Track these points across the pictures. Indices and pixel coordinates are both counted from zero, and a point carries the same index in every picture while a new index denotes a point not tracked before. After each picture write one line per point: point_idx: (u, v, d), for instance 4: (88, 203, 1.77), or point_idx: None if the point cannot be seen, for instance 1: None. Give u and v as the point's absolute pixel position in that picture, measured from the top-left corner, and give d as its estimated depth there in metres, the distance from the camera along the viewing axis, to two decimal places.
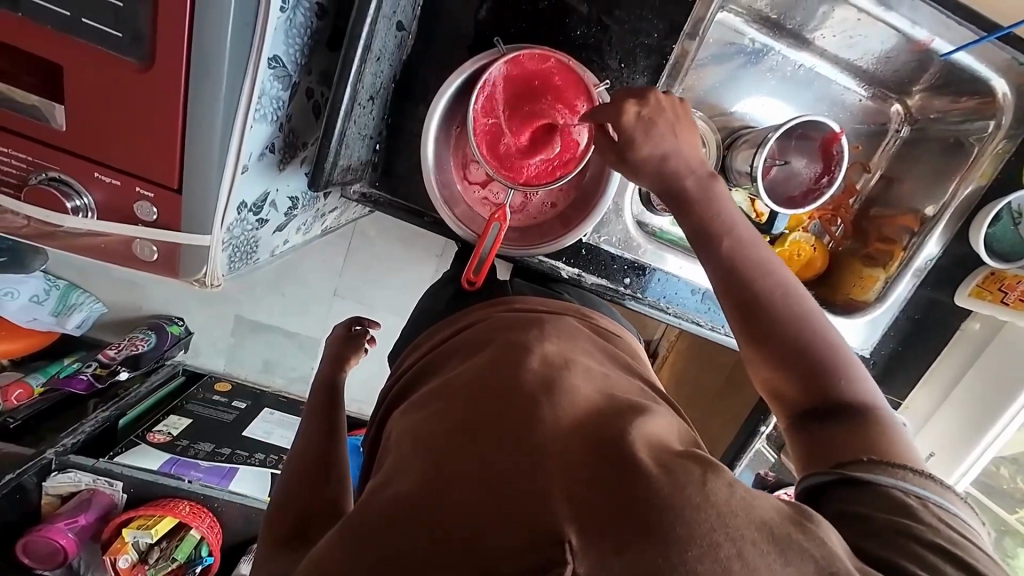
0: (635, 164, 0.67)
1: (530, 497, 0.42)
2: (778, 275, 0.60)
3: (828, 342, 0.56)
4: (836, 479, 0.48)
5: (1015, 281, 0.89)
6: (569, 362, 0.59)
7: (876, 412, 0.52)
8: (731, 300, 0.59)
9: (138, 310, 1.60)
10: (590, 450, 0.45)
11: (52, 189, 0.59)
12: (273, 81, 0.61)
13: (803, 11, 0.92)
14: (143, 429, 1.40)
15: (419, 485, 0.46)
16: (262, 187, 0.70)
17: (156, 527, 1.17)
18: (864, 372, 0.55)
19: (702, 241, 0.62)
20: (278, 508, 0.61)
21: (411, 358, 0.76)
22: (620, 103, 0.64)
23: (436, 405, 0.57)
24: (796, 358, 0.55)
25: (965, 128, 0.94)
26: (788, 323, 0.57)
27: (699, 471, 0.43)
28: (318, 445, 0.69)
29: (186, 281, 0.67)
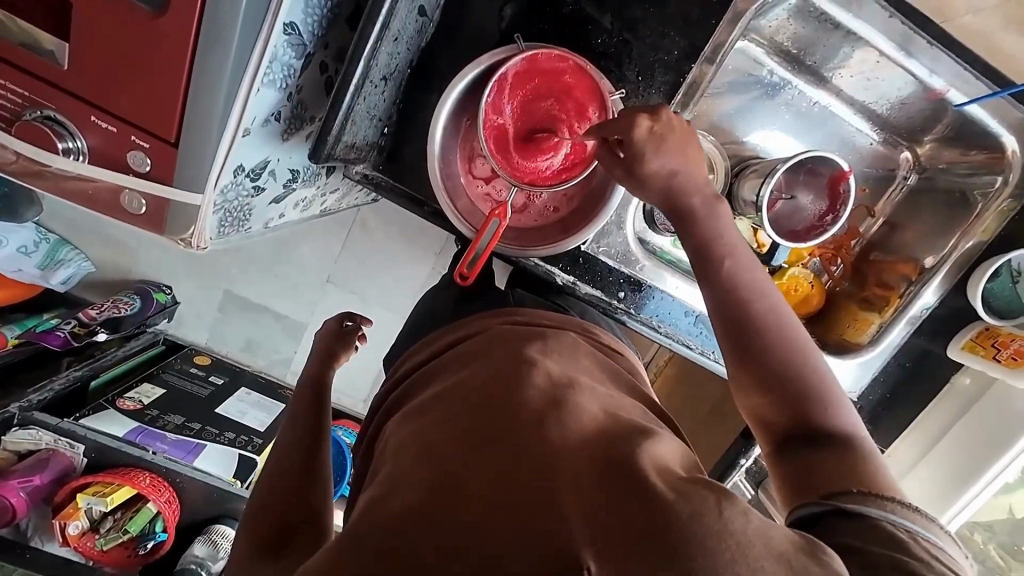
0: (640, 179, 0.64)
1: (547, 517, 0.43)
2: (772, 299, 0.60)
3: (815, 369, 0.56)
4: (829, 509, 0.47)
5: (1010, 338, 0.88)
6: (574, 380, 0.60)
7: (858, 442, 0.53)
8: (722, 319, 0.60)
9: (126, 274, 1.57)
10: (602, 466, 0.47)
11: (46, 127, 0.57)
12: (286, 48, 0.60)
13: (823, 49, 0.92)
14: (114, 393, 1.35)
15: (427, 494, 0.47)
16: (263, 153, 0.69)
17: (112, 495, 1.12)
18: (845, 401, 0.56)
19: (703, 258, 0.62)
20: (261, 509, 0.63)
21: (410, 363, 0.77)
22: (633, 117, 0.63)
23: (437, 414, 0.58)
24: (783, 384, 0.56)
25: (972, 180, 0.94)
26: (778, 347, 0.57)
27: (715, 498, 0.44)
28: (303, 446, 0.70)
29: (171, 239, 0.66)
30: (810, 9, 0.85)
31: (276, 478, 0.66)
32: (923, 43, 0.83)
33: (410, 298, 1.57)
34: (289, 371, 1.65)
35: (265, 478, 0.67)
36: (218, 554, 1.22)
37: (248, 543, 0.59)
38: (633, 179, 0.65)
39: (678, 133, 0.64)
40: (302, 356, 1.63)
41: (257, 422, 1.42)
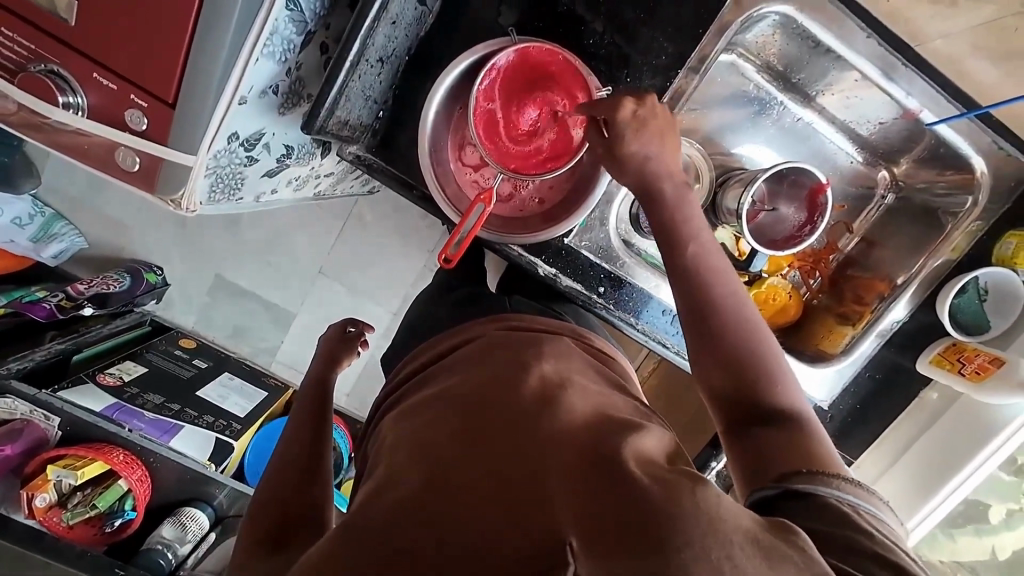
0: (620, 163, 0.68)
1: (536, 510, 0.45)
2: (731, 286, 0.63)
3: (769, 353, 0.59)
4: (781, 491, 0.49)
5: (974, 353, 0.91)
6: (567, 380, 0.62)
7: (807, 423, 0.55)
8: (682, 306, 0.62)
9: (118, 252, 1.57)
10: (588, 458, 0.49)
11: (48, 80, 0.60)
12: (287, 23, 0.62)
13: (808, 68, 0.95)
14: (95, 368, 1.31)
15: (423, 490, 0.50)
16: (259, 125, 0.71)
17: (83, 469, 1.10)
18: (795, 383, 0.58)
19: (671, 244, 0.65)
20: (268, 505, 0.66)
21: (408, 367, 0.79)
22: (619, 99, 0.67)
23: (434, 415, 0.60)
24: (738, 365, 0.58)
25: (948, 200, 0.96)
26: (735, 332, 0.59)
27: (689, 483, 0.46)
28: (305, 449, 0.73)
29: (161, 199, 0.68)
30: (794, 25, 0.86)
31: (281, 474, 0.70)
32: (903, 69, 0.86)
33: (399, 292, 1.59)
34: (274, 359, 1.65)
35: (270, 475, 0.71)
36: (186, 537, 1.22)
37: (251, 536, 0.63)
38: (614, 161, 0.68)
39: (660, 120, 0.68)
40: (289, 345, 1.64)
41: (238, 408, 1.39)
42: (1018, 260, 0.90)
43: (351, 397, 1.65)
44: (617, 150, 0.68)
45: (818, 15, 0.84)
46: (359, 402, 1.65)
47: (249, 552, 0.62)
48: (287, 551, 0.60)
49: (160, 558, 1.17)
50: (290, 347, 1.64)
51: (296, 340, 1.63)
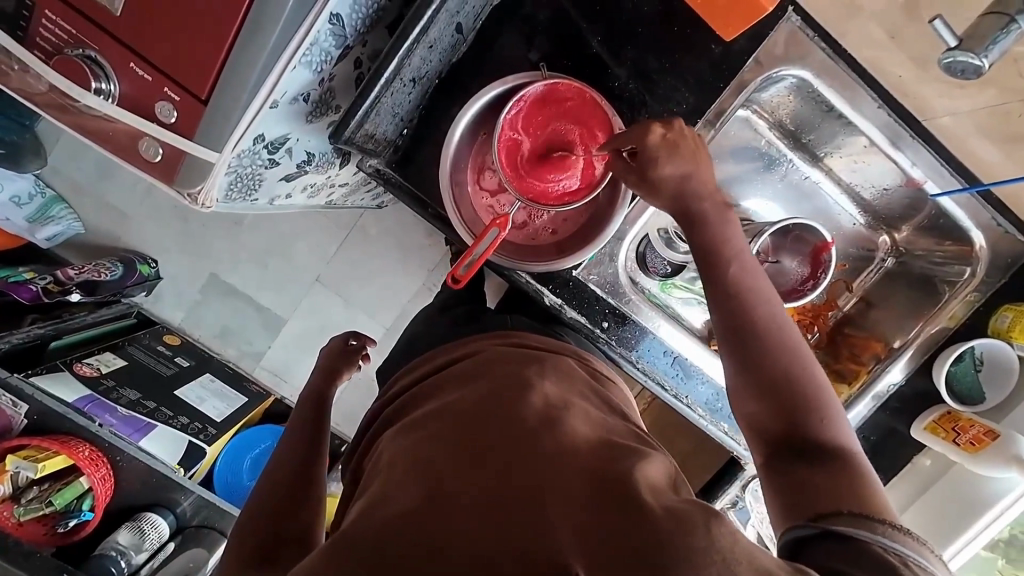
0: (653, 185, 0.68)
1: (536, 528, 0.45)
2: (775, 308, 0.63)
3: (814, 377, 0.59)
4: (816, 532, 0.48)
5: (969, 423, 0.91)
6: (568, 404, 0.62)
7: (851, 454, 0.55)
8: (725, 325, 0.62)
9: (113, 241, 1.55)
10: (594, 480, 0.49)
11: (83, 64, 0.60)
12: (328, 36, 0.64)
13: (818, 131, 0.98)
14: (72, 357, 1.27)
15: (421, 503, 0.48)
16: (285, 129, 0.72)
17: (44, 463, 1.02)
18: (838, 416, 0.58)
19: (711, 264, 0.65)
20: (257, 521, 0.64)
21: (402, 384, 0.77)
22: (647, 125, 0.68)
23: (433, 430, 0.58)
24: (780, 392, 0.58)
25: (943, 269, 0.99)
26: (778, 355, 0.59)
27: (702, 517, 0.45)
28: (296, 462, 0.72)
29: (177, 192, 0.67)
30: (809, 89, 0.89)
31: (271, 486, 0.69)
32: (909, 138, 0.89)
33: (395, 309, 1.57)
34: (258, 364, 1.61)
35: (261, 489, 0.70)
36: (143, 545, 1.15)
37: (242, 549, 0.61)
38: (644, 186, 0.69)
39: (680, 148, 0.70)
40: (276, 351, 1.60)
41: (215, 412, 1.35)
42: (1013, 333, 0.92)
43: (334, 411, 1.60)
44: (647, 174, 0.68)
45: (835, 82, 0.87)
46: (341, 416, 1.60)
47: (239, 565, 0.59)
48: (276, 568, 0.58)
49: (111, 566, 1.10)
50: (277, 354, 1.60)
51: (285, 347, 1.59)
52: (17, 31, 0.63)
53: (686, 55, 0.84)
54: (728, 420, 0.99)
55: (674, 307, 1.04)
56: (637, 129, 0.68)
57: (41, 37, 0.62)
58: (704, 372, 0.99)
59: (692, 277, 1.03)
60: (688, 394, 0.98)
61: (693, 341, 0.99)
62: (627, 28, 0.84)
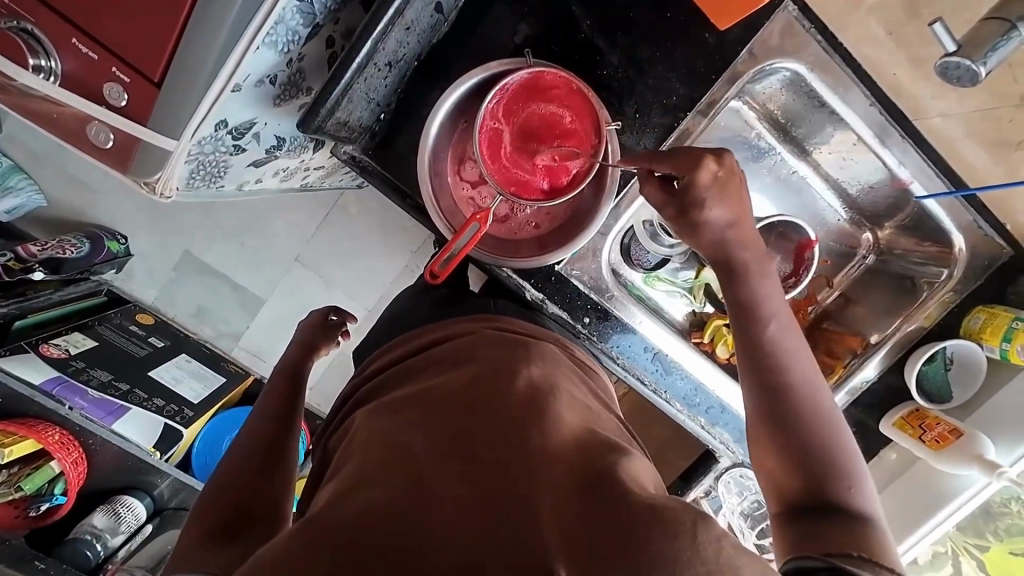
0: (694, 225, 0.66)
1: (521, 523, 0.43)
2: (811, 374, 0.62)
3: (845, 446, 0.58)
4: (824, 566, 0.50)
5: (935, 421, 0.94)
6: (554, 388, 0.60)
7: (873, 526, 0.54)
8: (756, 381, 0.62)
9: (78, 215, 1.46)
10: (578, 477, 0.47)
11: (20, 39, 0.55)
12: (295, 14, 0.59)
13: (809, 124, 0.95)
14: (38, 337, 1.20)
15: (400, 493, 0.46)
16: (251, 114, 0.67)
17: (11, 447, 0.97)
18: (866, 484, 0.57)
19: (747, 323, 0.64)
20: (212, 501, 0.61)
21: (380, 362, 0.75)
22: (702, 157, 0.62)
23: (415, 416, 0.55)
24: (810, 457, 0.57)
25: (922, 269, 1.00)
26: (809, 423, 0.59)
27: (690, 521, 0.43)
28: (272, 437, 0.69)
29: (134, 182, 0.63)
30: (802, 84, 0.87)
31: (235, 463, 0.65)
32: (897, 137, 0.88)
33: (377, 290, 1.54)
34: (236, 345, 1.57)
35: (223, 465, 0.66)
36: (119, 528, 1.13)
37: (200, 527, 0.58)
38: (684, 224, 0.66)
39: (727, 181, 0.64)
40: (255, 331, 1.56)
41: (192, 394, 1.32)
42: (984, 335, 0.93)
43: (315, 391, 1.58)
44: (688, 213, 0.65)
45: (827, 77, 0.85)
46: (322, 397, 1.59)
47: (200, 540, 0.56)
48: (239, 545, 0.55)
49: (86, 549, 1.08)
50: (255, 334, 1.56)
51: (263, 327, 1.56)
52: None
53: (679, 44, 0.81)
54: (705, 415, 1.00)
55: (655, 299, 1.03)
56: (691, 158, 0.62)
57: None
58: (685, 368, 0.99)
59: (675, 269, 1.05)
60: (667, 389, 0.99)
61: (672, 335, 1.00)
62: (619, 13, 0.80)
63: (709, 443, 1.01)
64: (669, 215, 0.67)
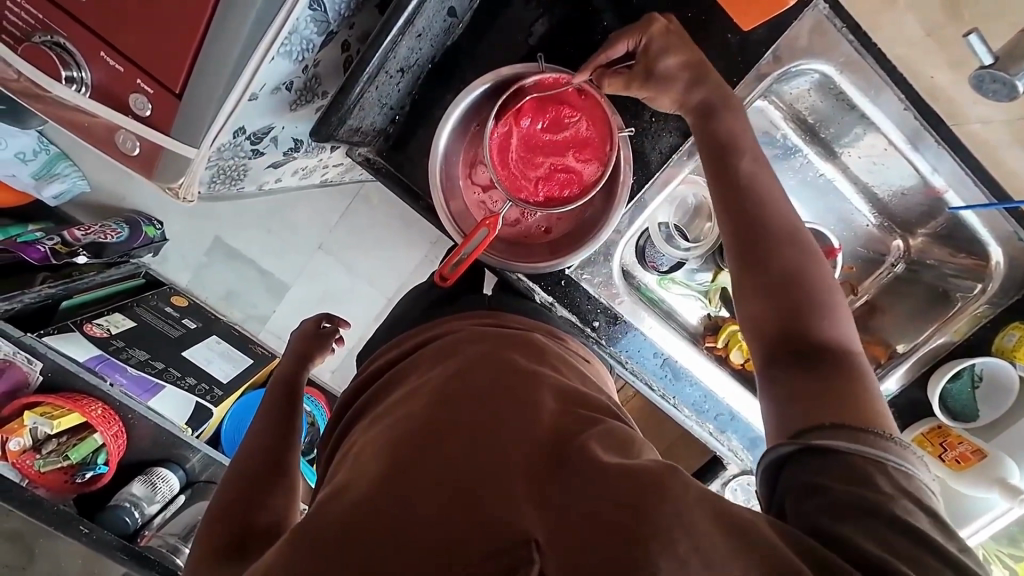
0: (663, 80, 0.70)
1: (502, 502, 0.44)
2: (788, 214, 0.63)
3: (824, 284, 0.60)
4: (797, 447, 0.49)
5: (957, 441, 0.91)
6: (538, 373, 0.61)
7: (845, 358, 0.56)
8: (732, 227, 0.63)
9: (119, 201, 1.52)
10: (553, 454, 0.49)
11: (53, 53, 0.58)
12: (309, 23, 0.60)
13: (837, 126, 0.91)
14: (83, 317, 1.26)
15: (382, 486, 0.47)
16: (268, 120, 0.70)
17: (59, 419, 1.05)
18: (840, 319, 0.59)
19: (730, 162, 0.65)
20: (220, 516, 0.63)
21: (379, 361, 0.77)
22: (651, 15, 0.69)
23: (401, 412, 0.57)
24: (783, 290, 0.59)
25: (955, 282, 0.95)
26: (786, 257, 0.60)
27: (659, 476, 0.45)
28: (268, 456, 0.72)
29: (159, 186, 0.66)
30: (831, 86, 0.83)
31: (238, 479, 0.69)
32: (932, 142, 0.83)
33: (396, 280, 1.58)
34: (263, 328, 1.63)
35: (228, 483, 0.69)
36: (155, 497, 1.19)
37: (206, 547, 0.60)
38: (654, 87, 0.71)
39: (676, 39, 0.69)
40: (281, 316, 1.62)
41: (221, 373, 1.39)
42: (1018, 354, 0.88)
43: (335, 374, 1.64)
44: (653, 67, 0.70)
45: (858, 79, 0.80)
46: (342, 381, 1.65)
47: (209, 557, 0.59)
48: (246, 558, 0.57)
49: (125, 516, 1.14)
50: (280, 318, 1.63)
51: (287, 312, 1.62)
52: None
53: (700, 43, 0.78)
54: (714, 421, 1.00)
55: (668, 302, 1.02)
56: (643, 22, 0.69)
57: (9, 21, 0.60)
58: (694, 375, 0.99)
59: (691, 272, 1.03)
60: (676, 395, 0.98)
61: (682, 342, 0.99)
62: (638, 11, 0.77)
63: (716, 449, 1.01)
64: (636, 87, 0.72)
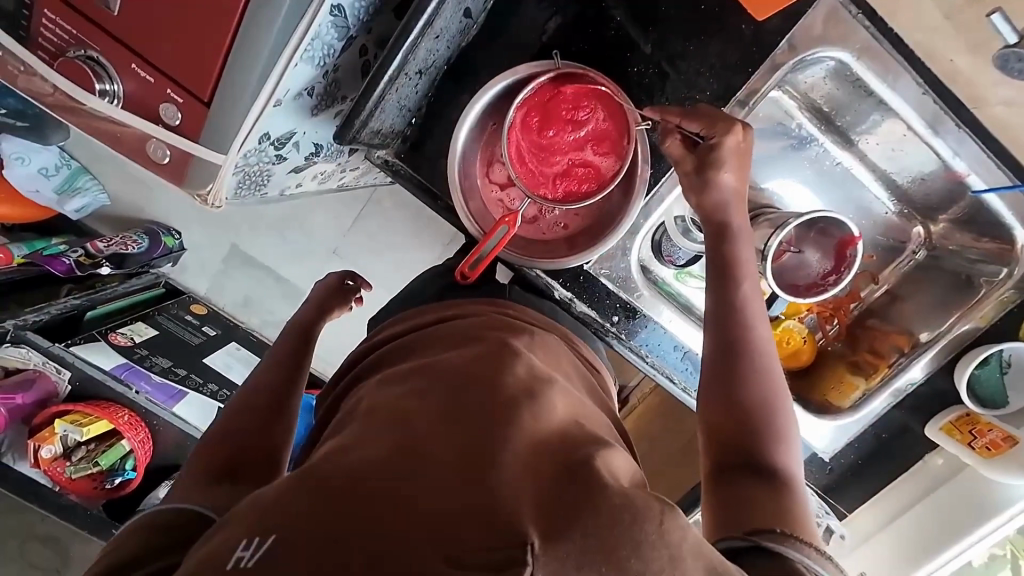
0: (705, 180, 0.73)
1: (502, 500, 0.43)
2: (767, 339, 0.66)
3: (784, 410, 0.61)
4: (748, 545, 0.51)
5: (987, 428, 0.90)
6: (550, 379, 0.60)
7: (794, 485, 0.57)
8: (715, 337, 0.66)
9: (138, 212, 1.54)
10: (555, 464, 0.48)
11: (87, 66, 0.60)
12: (330, 28, 0.61)
13: (853, 113, 0.90)
14: (108, 326, 1.30)
15: (389, 456, 0.47)
16: (291, 125, 0.71)
17: (88, 427, 1.08)
18: (793, 447, 0.60)
19: (720, 278, 0.68)
20: (216, 442, 0.64)
21: (388, 333, 0.76)
22: (741, 124, 0.71)
23: (416, 387, 0.58)
24: (747, 407, 0.61)
25: (978, 267, 0.94)
26: (756, 377, 0.63)
27: (658, 509, 0.44)
28: (274, 391, 0.72)
29: (188, 194, 0.68)
30: (848, 73, 0.82)
31: (244, 406, 0.69)
32: (952, 125, 0.82)
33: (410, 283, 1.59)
34: None
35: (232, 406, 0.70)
36: None
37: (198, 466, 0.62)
38: (700, 180, 0.73)
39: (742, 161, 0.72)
40: None
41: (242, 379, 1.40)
42: None
43: None
44: (706, 168, 0.72)
45: (875, 65, 0.80)
46: None
47: (197, 479, 0.59)
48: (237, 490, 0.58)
49: None
50: None
51: None
52: (20, 31, 0.63)
53: (713, 36, 0.78)
54: None
55: (687, 296, 1.01)
56: (727, 122, 0.71)
57: (45, 38, 0.62)
58: None
59: None
60: None
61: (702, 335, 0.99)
62: (651, 5, 0.78)
63: None
64: (682, 167, 0.75)
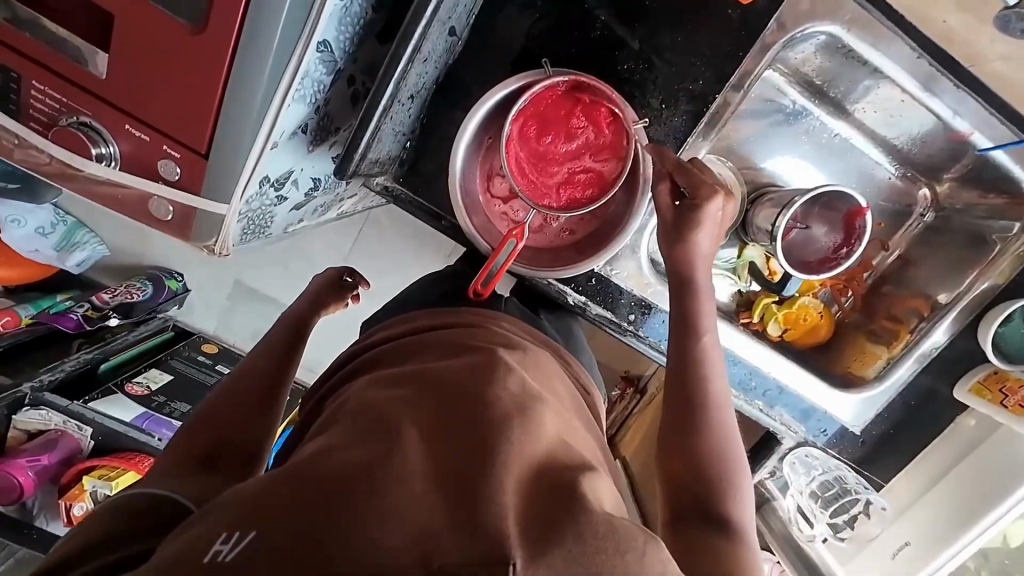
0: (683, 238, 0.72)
1: (489, 518, 0.41)
2: (725, 394, 0.67)
3: (736, 464, 0.63)
4: None
5: (1017, 384, 0.89)
6: (542, 396, 0.57)
7: (741, 537, 0.59)
8: (678, 386, 0.67)
9: (139, 260, 1.53)
10: (542, 488, 0.46)
11: (81, 132, 0.59)
12: (318, 65, 0.60)
13: (846, 83, 0.89)
14: (122, 378, 1.31)
15: (370, 463, 0.44)
16: (289, 164, 0.71)
17: (116, 480, 1.08)
18: (745, 497, 0.62)
19: (682, 329, 0.69)
20: (196, 431, 0.61)
21: (381, 335, 0.73)
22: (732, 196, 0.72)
23: (408, 393, 0.55)
24: (699, 464, 0.62)
25: (989, 223, 0.93)
26: (714, 431, 0.64)
27: (643, 540, 0.43)
28: (257, 388, 0.68)
29: (196, 246, 0.68)
30: (839, 45, 0.82)
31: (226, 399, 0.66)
32: (950, 85, 0.81)
33: None
34: None
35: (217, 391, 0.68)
36: None
37: (177, 454, 0.59)
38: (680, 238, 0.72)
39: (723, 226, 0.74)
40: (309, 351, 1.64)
41: None
42: None
43: None
44: (691, 225, 0.72)
45: (867, 33, 0.79)
46: None
47: (172, 466, 0.57)
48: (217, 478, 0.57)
49: None
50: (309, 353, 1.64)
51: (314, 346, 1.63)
52: (9, 104, 0.62)
53: (701, 24, 0.77)
54: (762, 398, 0.99)
55: None
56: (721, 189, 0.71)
57: (36, 108, 0.62)
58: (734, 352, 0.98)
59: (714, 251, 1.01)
60: None
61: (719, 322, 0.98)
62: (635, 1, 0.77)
63: (770, 426, 1.00)
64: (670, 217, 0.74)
